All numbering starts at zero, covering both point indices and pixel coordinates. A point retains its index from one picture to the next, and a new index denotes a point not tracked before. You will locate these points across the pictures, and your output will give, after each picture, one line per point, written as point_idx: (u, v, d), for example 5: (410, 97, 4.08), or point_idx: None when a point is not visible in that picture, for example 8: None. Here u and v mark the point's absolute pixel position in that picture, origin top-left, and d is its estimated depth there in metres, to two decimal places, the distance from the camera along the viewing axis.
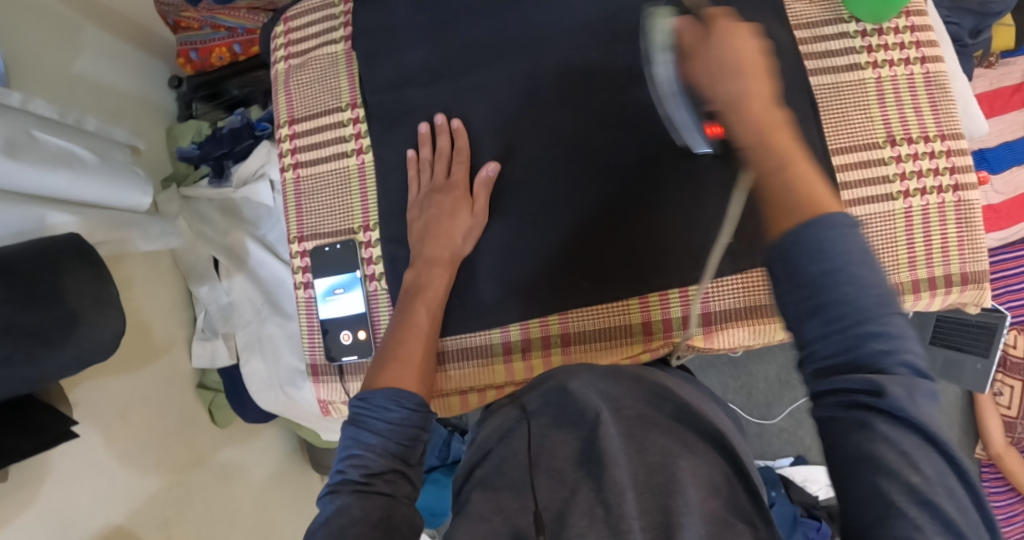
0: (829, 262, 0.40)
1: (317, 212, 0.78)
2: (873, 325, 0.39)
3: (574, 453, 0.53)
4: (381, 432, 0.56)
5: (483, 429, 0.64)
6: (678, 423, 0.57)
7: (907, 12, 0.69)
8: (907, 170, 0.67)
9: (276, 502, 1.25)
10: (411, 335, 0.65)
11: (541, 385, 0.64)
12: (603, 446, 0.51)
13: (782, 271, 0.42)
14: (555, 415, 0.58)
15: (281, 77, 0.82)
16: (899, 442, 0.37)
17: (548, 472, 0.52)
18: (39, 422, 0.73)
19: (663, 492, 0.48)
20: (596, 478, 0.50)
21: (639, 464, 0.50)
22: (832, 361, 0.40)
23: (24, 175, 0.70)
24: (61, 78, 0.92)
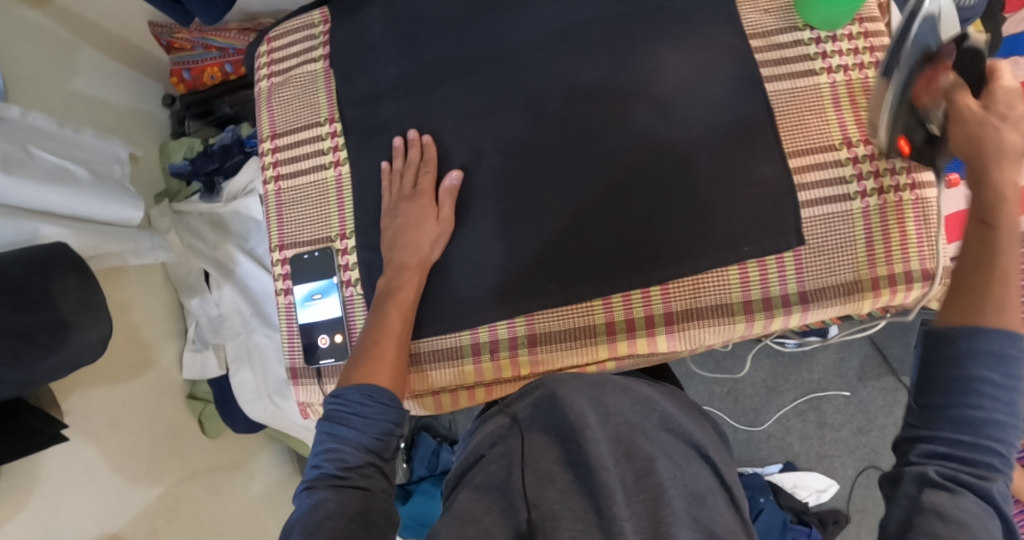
0: (1003, 374, 0.47)
1: (296, 221, 0.81)
2: (996, 436, 0.47)
3: (562, 455, 0.53)
4: (357, 428, 0.58)
5: (478, 434, 0.63)
6: (664, 431, 0.56)
7: (861, 20, 0.72)
8: (862, 170, 0.69)
9: (266, 513, 1.25)
10: (388, 337, 0.67)
11: (529, 390, 0.63)
12: (591, 451, 0.51)
13: (945, 361, 0.50)
14: (543, 422, 0.57)
15: (264, 94, 0.85)
16: (981, 526, 0.44)
17: (534, 472, 0.52)
18: (29, 425, 0.74)
19: (652, 499, 0.49)
20: (584, 482, 0.51)
21: (628, 466, 0.51)
22: (952, 441, 0.48)
23: (19, 189, 0.73)
24: (58, 96, 0.95)
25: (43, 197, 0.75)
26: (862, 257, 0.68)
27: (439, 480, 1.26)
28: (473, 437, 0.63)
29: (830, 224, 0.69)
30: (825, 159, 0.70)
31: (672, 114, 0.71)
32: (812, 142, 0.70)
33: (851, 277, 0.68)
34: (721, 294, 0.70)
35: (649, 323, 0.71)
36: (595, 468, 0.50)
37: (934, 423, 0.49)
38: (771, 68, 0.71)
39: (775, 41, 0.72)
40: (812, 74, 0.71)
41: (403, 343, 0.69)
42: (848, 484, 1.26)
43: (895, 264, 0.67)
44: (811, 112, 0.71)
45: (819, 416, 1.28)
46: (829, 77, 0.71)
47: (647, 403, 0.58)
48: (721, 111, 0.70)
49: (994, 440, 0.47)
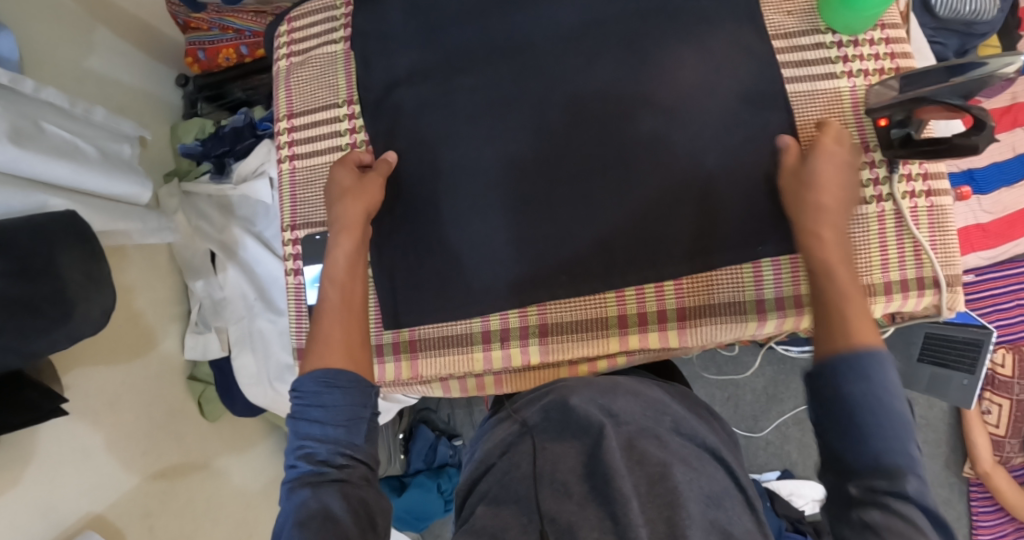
0: (866, 382, 0.49)
1: (309, 203, 0.81)
2: (888, 443, 0.46)
3: (578, 465, 0.53)
4: (318, 418, 0.55)
5: (484, 443, 0.63)
6: (677, 435, 0.57)
7: (883, 26, 0.72)
8: (880, 175, 0.70)
9: (259, 496, 1.25)
10: (327, 315, 0.63)
11: (541, 398, 0.64)
12: (606, 457, 0.51)
13: (827, 385, 0.50)
14: (558, 428, 0.57)
15: (282, 73, 0.85)
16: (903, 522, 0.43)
17: (551, 485, 0.52)
18: (28, 399, 0.74)
19: (666, 504, 0.48)
20: (601, 491, 0.50)
21: (640, 473, 0.51)
22: (851, 458, 0.47)
23: (33, 160, 0.72)
24: (72, 72, 0.95)
25: (54, 169, 0.75)
26: (876, 262, 0.69)
27: (435, 474, 1.26)
28: (484, 440, 0.64)
29: (847, 226, 0.69)
30: None
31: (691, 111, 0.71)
32: None
33: (866, 281, 0.69)
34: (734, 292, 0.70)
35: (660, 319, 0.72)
36: (610, 475, 0.49)
37: (833, 445, 0.49)
38: (793, 70, 0.72)
39: (797, 42, 0.73)
40: (833, 77, 0.72)
41: (350, 319, 0.62)
42: None
43: (908, 270, 0.69)
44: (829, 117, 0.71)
45: None
46: (850, 81, 0.72)
47: (659, 409, 0.60)
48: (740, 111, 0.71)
49: (892, 445, 0.46)
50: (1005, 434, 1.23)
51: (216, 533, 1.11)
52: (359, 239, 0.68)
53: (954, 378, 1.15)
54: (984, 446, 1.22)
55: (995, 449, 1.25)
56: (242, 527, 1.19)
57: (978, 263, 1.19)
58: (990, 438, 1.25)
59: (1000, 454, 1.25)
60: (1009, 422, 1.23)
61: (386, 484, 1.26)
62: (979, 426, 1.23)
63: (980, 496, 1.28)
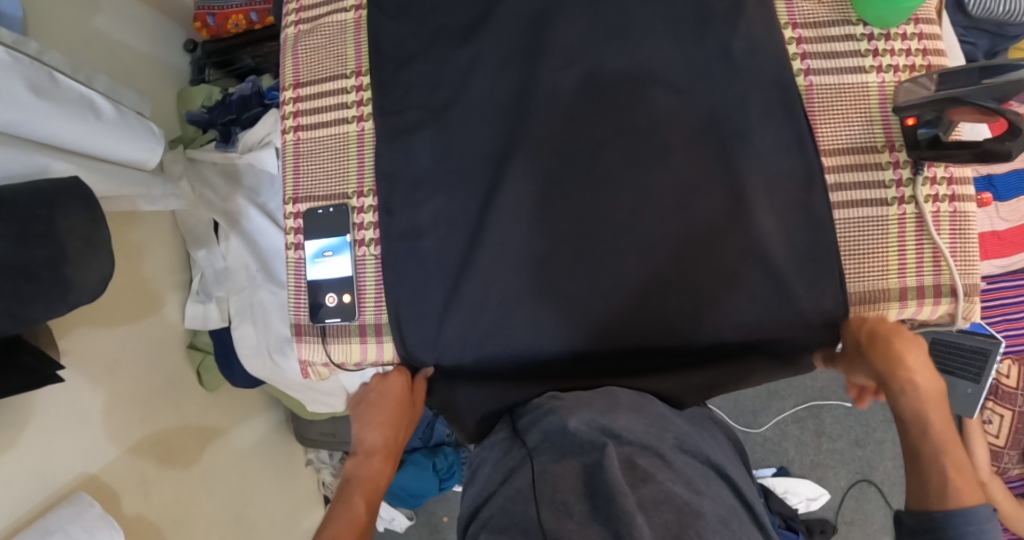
0: None
1: (313, 176, 0.79)
2: None
3: (578, 484, 0.52)
4: None
5: (485, 471, 0.62)
6: (681, 453, 0.57)
7: (916, 20, 0.70)
8: (903, 176, 0.68)
9: (253, 463, 1.25)
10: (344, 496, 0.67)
11: (542, 420, 0.62)
12: (607, 474, 0.50)
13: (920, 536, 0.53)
14: (558, 449, 0.57)
15: (290, 41, 0.82)
16: None
17: (551, 504, 0.50)
18: (26, 364, 0.73)
19: (676, 522, 0.47)
20: (602, 511, 0.48)
21: (645, 493, 0.49)
22: None
23: (38, 120, 0.70)
24: (79, 33, 0.93)
25: (60, 130, 0.73)
26: (893, 267, 0.67)
27: (432, 453, 1.27)
28: (489, 460, 0.63)
29: (863, 230, 0.68)
30: (866, 161, 0.69)
31: (707, 102, 0.70)
32: (853, 142, 0.69)
33: (880, 286, 0.67)
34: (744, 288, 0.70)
35: (666, 311, 0.71)
36: (612, 493, 0.48)
37: None
38: (819, 61, 0.70)
39: (825, 33, 0.71)
40: (861, 71, 0.69)
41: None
42: (839, 495, 1.26)
43: (926, 276, 0.67)
44: (847, 112, 0.69)
45: (818, 424, 1.28)
46: (879, 76, 0.69)
47: (661, 426, 0.60)
48: (759, 105, 0.69)
49: None
50: (1004, 445, 1.23)
51: (211, 503, 1.12)
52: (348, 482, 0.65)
53: (959, 386, 1.15)
54: (982, 456, 1.22)
55: (993, 459, 1.24)
56: (237, 498, 1.19)
57: (991, 271, 1.17)
58: (989, 448, 1.24)
59: (998, 464, 1.24)
60: (1010, 433, 1.22)
61: None
62: (979, 435, 1.23)
63: None
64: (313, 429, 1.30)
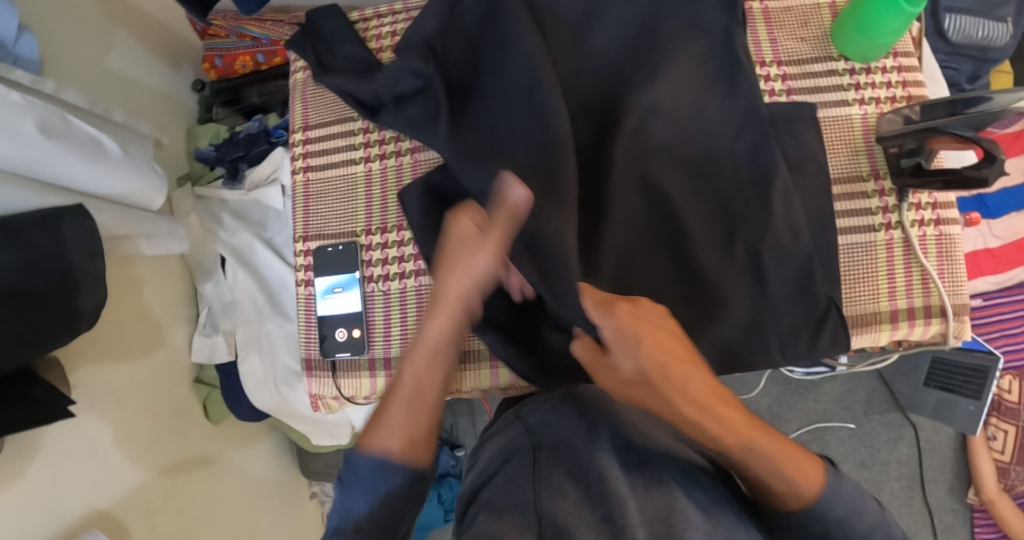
0: None
1: (322, 214, 0.82)
2: None
3: (570, 468, 0.54)
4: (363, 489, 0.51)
5: (484, 454, 0.63)
6: (673, 441, 0.58)
7: (895, 54, 0.75)
8: (889, 203, 0.71)
9: (259, 497, 1.25)
10: None
11: (541, 404, 0.65)
12: (600, 462, 0.53)
13: None
14: (553, 435, 0.59)
15: (299, 85, 0.86)
16: None
17: (547, 486, 0.52)
18: (37, 397, 0.75)
19: (665, 507, 0.49)
20: (595, 491, 0.51)
21: (638, 477, 0.52)
22: None
23: (53, 160, 0.73)
24: (94, 74, 0.96)
25: (71, 170, 0.76)
26: (884, 290, 0.71)
27: (437, 483, 1.26)
28: (488, 444, 0.64)
29: (855, 253, 0.71)
30: (853, 190, 0.72)
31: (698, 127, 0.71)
32: (841, 172, 0.73)
33: (872, 309, 0.70)
34: (751, 313, 0.70)
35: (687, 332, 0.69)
36: (605, 476, 0.51)
37: None
38: (804, 95, 0.74)
39: (809, 69, 0.75)
40: (845, 104, 0.74)
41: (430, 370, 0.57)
42: None
43: (916, 298, 0.70)
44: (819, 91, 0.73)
45: (822, 447, 1.28)
46: (861, 109, 0.74)
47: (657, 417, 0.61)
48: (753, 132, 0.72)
49: None
50: (1011, 461, 1.22)
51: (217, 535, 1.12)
52: (453, 319, 0.59)
53: (960, 403, 1.16)
54: (989, 474, 1.22)
55: (999, 476, 1.23)
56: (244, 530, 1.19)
57: (986, 288, 1.18)
58: (994, 464, 1.23)
59: (1004, 482, 1.22)
60: (1015, 449, 1.21)
61: None
62: (984, 454, 1.23)
63: (984, 522, 1.26)
64: (318, 462, 1.29)
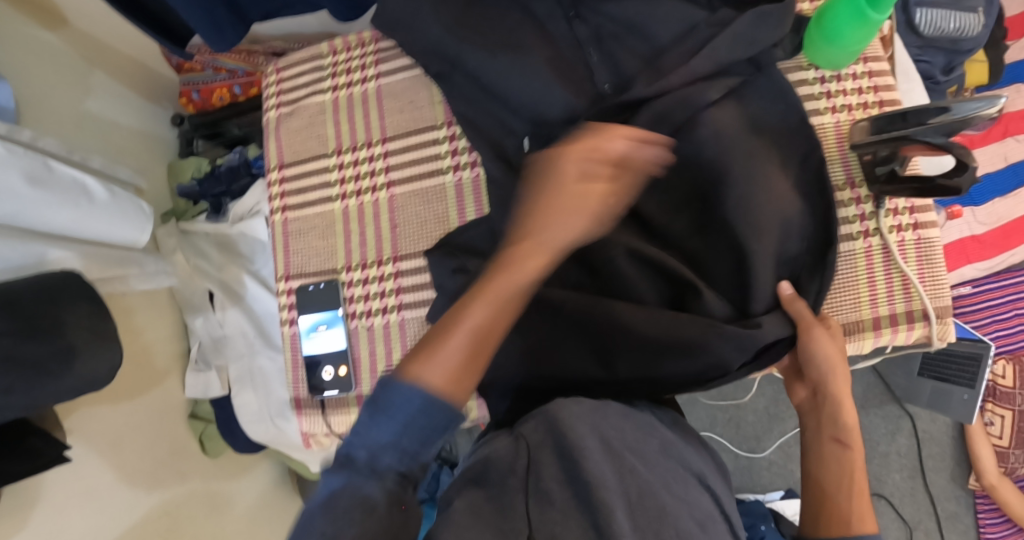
0: None
1: (303, 253, 0.85)
2: None
3: (558, 471, 0.51)
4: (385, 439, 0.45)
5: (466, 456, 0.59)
6: (666, 457, 0.55)
7: (865, 59, 0.75)
8: (866, 210, 0.72)
9: (262, 530, 1.24)
10: None
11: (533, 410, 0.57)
12: (590, 467, 0.49)
13: None
14: (543, 434, 0.53)
15: (272, 124, 0.90)
16: None
17: (535, 495, 0.49)
18: (33, 447, 0.74)
19: (653, 520, 0.48)
20: (583, 500, 0.48)
21: (629, 489, 0.49)
22: None
23: (34, 211, 0.73)
24: (71, 117, 0.96)
25: (55, 219, 0.76)
26: (865, 298, 0.71)
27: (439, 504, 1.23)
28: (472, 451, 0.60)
29: (835, 263, 0.72)
30: None
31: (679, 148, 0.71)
32: None
33: (854, 318, 0.70)
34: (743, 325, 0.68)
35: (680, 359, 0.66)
36: (594, 485, 0.48)
37: None
38: None
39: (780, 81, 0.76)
40: (817, 113, 0.74)
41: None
42: None
43: (897, 304, 0.70)
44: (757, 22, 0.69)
45: None
46: (834, 117, 0.74)
47: (648, 429, 0.57)
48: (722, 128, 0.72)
49: None
50: (1010, 445, 1.22)
51: None
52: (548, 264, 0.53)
53: (954, 391, 1.15)
54: (988, 459, 1.23)
55: (1000, 460, 1.24)
56: None
57: (974, 275, 1.19)
58: (994, 449, 1.24)
59: (1005, 466, 1.23)
60: (1012, 433, 1.22)
61: None
62: (984, 439, 1.24)
63: (987, 508, 1.27)
64: None
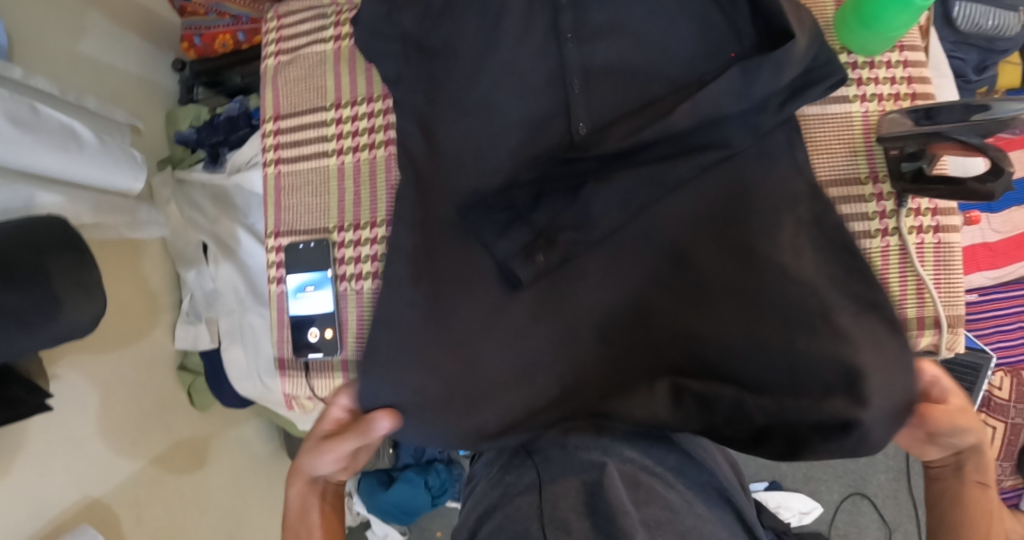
0: None
1: (293, 210, 0.82)
2: None
3: (578, 502, 0.50)
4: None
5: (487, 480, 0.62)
6: (680, 474, 0.57)
7: (901, 47, 0.72)
8: (887, 208, 0.69)
9: (246, 484, 1.24)
10: None
11: (552, 437, 0.62)
12: (607, 493, 0.49)
13: None
14: (560, 467, 0.56)
15: (270, 72, 0.86)
16: None
17: (552, 523, 0.48)
18: (14, 395, 0.73)
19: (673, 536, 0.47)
20: (602, 528, 0.46)
21: (648, 512, 0.48)
22: None
23: (21, 153, 0.70)
24: (64, 57, 0.92)
25: (42, 162, 0.72)
26: None
27: (424, 470, 1.27)
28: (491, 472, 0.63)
29: None
30: (850, 193, 0.70)
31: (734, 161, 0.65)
32: (838, 173, 0.71)
33: None
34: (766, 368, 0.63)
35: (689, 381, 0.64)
36: (613, 512, 0.47)
37: None
38: None
39: None
40: (846, 101, 0.71)
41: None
42: (832, 508, 1.28)
43: (909, 309, 0.68)
44: (808, 35, 0.63)
45: None
46: (863, 106, 0.71)
47: (663, 448, 0.60)
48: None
49: None
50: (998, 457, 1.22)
51: (203, 524, 1.11)
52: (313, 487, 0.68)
53: None
54: None
55: None
56: (232, 518, 1.19)
57: (982, 283, 1.16)
58: None
59: None
60: (1002, 446, 1.22)
61: (374, 477, 1.28)
62: None
63: None
64: None
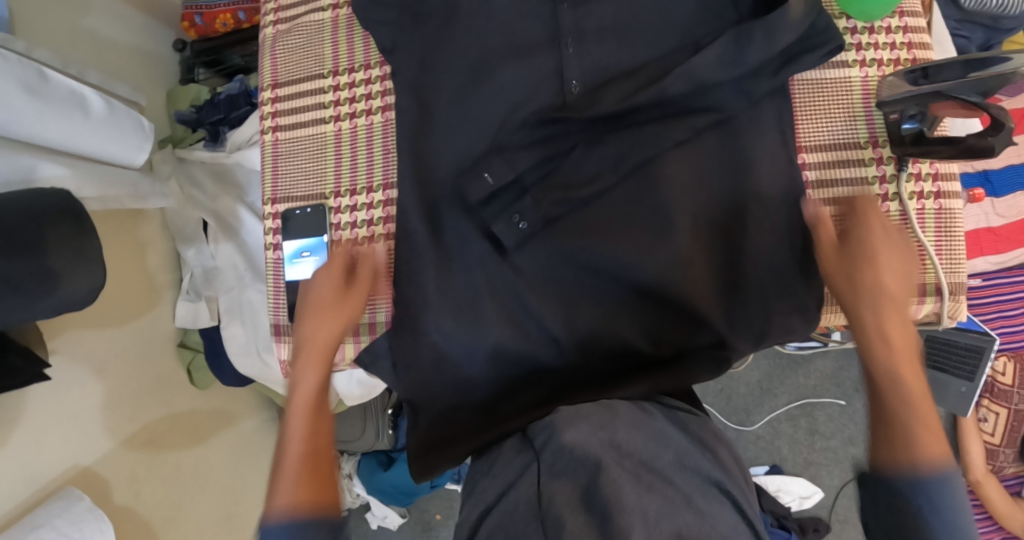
0: None
1: (291, 177, 0.83)
2: None
3: (573, 497, 0.52)
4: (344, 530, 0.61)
5: (489, 476, 0.63)
6: (680, 468, 0.56)
7: (901, 13, 0.71)
8: (886, 173, 0.69)
9: (245, 463, 1.24)
10: None
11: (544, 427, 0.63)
12: (606, 491, 0.50)
13: None
14: (561, 465, 0.56)
15: (269, 40, 0.86)
16: None
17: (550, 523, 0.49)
18: (13, 364, 0.73)
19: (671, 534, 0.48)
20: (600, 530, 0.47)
21: (651, 502, 0.50)
22: None
23: (24, 121, 0.70)
24: (65, 31, 0.92)
25: (46, 131, 0.73)
26: None
27: None
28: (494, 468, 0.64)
29: None
30: (848, 157, 0.70)
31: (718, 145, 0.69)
32: (836, 139, 0.70)
33: None
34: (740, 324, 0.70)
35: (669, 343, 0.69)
36: (610, 510, 0.48)
37: None
38: None
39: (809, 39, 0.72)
40: (845, 66, 0.71)
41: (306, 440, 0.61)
42: (833, 493, 1.27)
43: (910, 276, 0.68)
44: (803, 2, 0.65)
45: (811, 422, 1.29)
46: (862, 71, 0.71)
47: (661, 440, 0.59)
48: (737, 81, 0.68)
49: None
50: (1000, 443, 1.21)
51: (201, 501, 1.12)
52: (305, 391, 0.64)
53: (952, 384, 1.14)
54: (977, 456, 1.22)
55: (989, 457, 1.24)
56: (232, 495, 1.20)
57: (986, 267, 1.15)
58: (984, 446, 1.23)
59: (993, 463, 1.23)
60: (1005, 432, 1.21)
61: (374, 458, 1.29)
62: (975, 436, 1.22)
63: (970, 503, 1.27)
64: None
